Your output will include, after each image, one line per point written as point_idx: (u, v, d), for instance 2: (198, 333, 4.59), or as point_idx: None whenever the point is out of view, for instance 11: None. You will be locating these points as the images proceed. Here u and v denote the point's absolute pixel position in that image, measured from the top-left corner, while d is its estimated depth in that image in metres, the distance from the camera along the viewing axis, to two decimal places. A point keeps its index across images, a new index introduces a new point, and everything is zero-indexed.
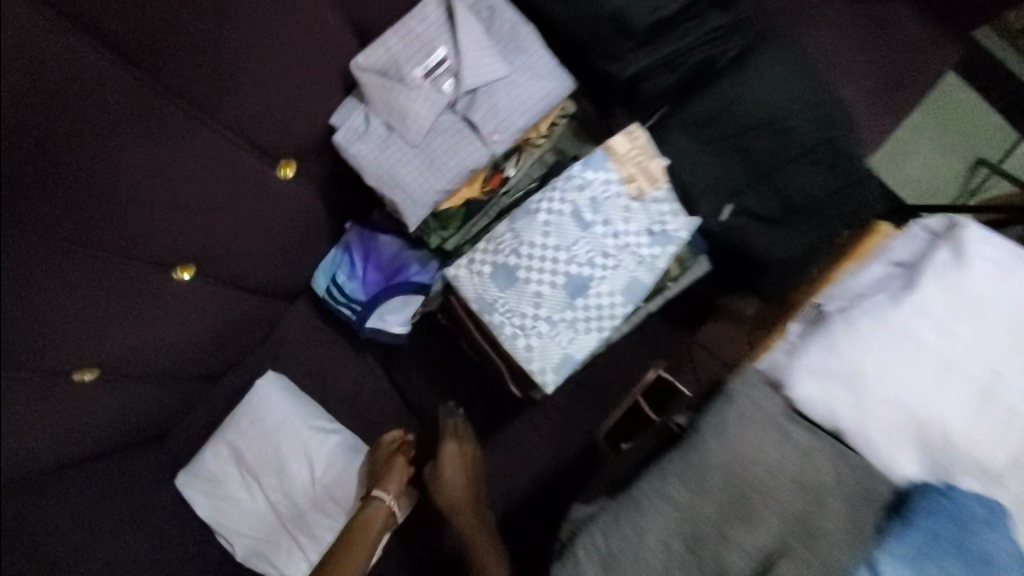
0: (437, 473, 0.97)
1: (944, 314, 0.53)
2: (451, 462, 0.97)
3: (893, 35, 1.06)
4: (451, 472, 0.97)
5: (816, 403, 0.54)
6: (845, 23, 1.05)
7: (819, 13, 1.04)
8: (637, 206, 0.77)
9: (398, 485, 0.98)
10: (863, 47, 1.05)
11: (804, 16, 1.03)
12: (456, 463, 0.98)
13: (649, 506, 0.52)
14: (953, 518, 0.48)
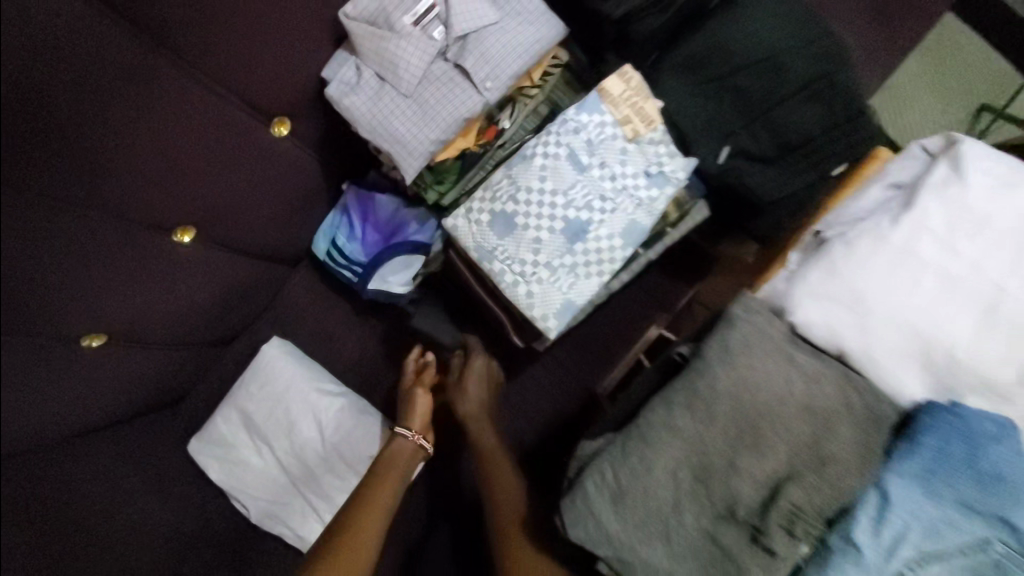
0: (461, 386, 1.00)
1: (946, 231, 0.52)
2: (468, 379, 0.99)
3: None
4: (470, 390, 0.99)
5: (817, 326, 0.54)
6: None
7: None
8: (633, 147, 0.77)
9: (421, 420, 0.97)
10: None
11: None
12: (472, 382, 1.00)
13: (655, 437, 0.54)
14: (963, 435, 0.50)
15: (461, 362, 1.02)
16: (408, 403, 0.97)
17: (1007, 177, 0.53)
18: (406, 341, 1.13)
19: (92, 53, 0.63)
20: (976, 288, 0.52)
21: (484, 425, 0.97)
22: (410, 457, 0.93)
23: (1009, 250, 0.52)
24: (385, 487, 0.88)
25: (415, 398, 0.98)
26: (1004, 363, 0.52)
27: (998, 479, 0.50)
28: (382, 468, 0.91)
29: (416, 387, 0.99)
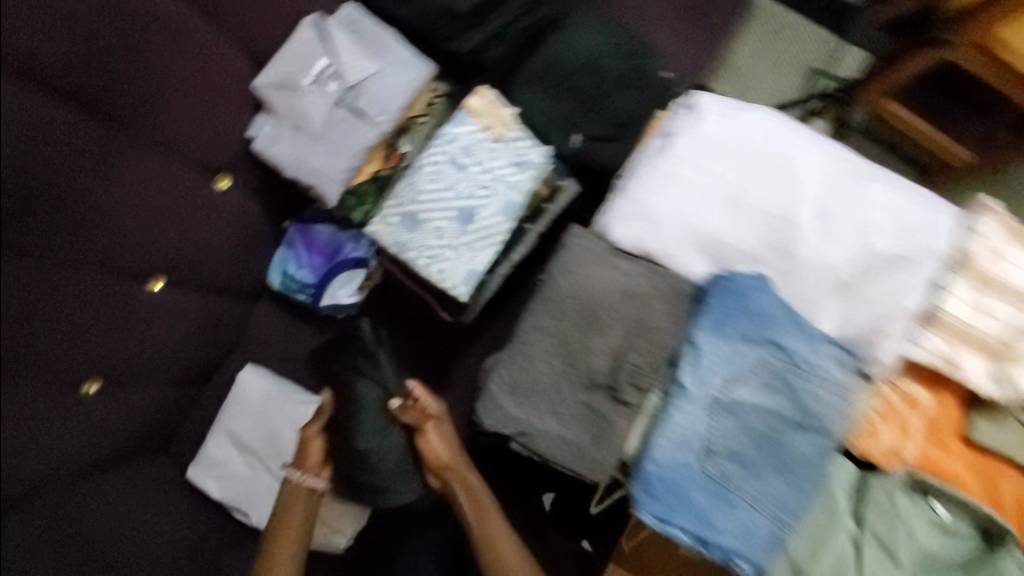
0: (436, 432, 1.03)
1: (694, 155, 0.75)
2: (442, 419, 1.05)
3: None
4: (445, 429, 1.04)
5: (626, 238, 0.76)
6: None
7: None
8: (500, 145, 0.99)
9: (312, 464, 1.06)
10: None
11: None
12: (443, 425, 1.05)
13: (529, 337, 0.75)
14: (732, 289, 0.72)
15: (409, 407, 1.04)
16: (301, 448, 1.07)
17: (728, 110, 0.76)
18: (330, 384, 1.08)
19: (72, 143, 0.81)
20: (721, 189, 0.74)
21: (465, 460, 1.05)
22: (302, 499, 1.04)
23: (739, 158, 0.75)
24: (292, 520, 1.02)
25: (310, 439, 1.07)
26: (753, 235, 0.74)
27: (763, 315, 0.71)
28: (280, 516, 1.03)
29: (310, 431, 1.07)
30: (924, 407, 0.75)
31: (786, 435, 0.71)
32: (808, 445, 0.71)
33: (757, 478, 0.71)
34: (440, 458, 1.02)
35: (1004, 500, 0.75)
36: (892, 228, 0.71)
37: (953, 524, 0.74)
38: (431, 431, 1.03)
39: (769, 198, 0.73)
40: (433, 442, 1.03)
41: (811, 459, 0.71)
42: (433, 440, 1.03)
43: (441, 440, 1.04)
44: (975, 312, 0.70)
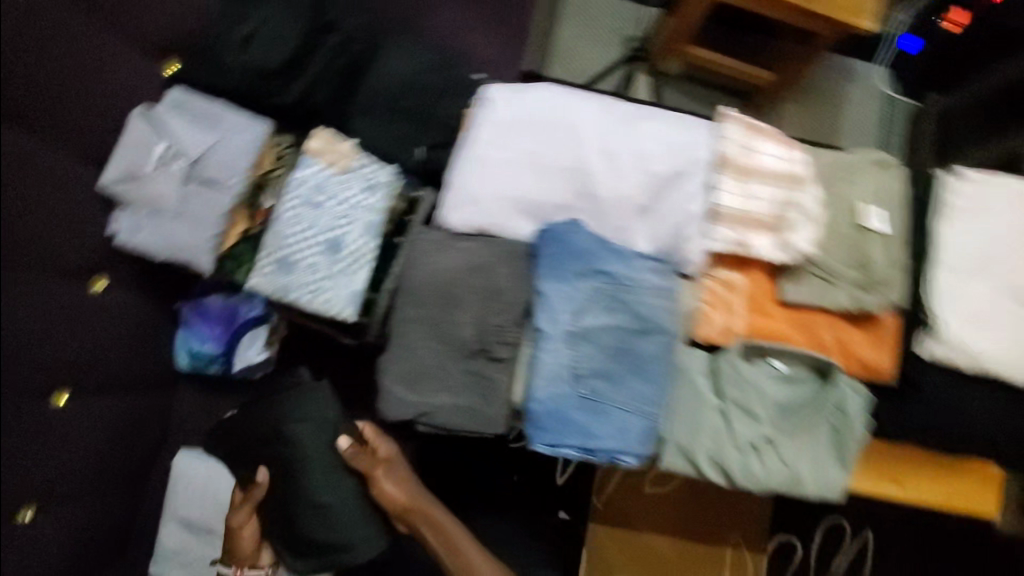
0: (387, 474, 1.05)
1: (494, 138, 0.87)
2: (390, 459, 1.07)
3: None
4: (395, 468, 1.06)
5: (461, 221, 0.87)
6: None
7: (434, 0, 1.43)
8: (347, 175, 1.08)
9: (247, 551, 1.08)
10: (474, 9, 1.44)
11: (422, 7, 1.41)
12: (394, 466, 1.06)
13: (404, 330, 0.85)
14: (556, 237, 0.84)
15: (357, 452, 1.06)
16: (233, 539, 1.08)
17: (511, 93, 0.88)
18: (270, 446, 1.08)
19: None
20: (525, 159, 0.87)
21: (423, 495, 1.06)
22: None
23: (532, 130, 0.87)
24: None
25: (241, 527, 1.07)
26: (561, 189, 0.87)
27: (587, 250, 0.83)
28: None
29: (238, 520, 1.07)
30: (740, 287, 0.90)
31: (637, 343, 0.83)
32: (657, 345, 0.84)
33: (626, 386, 0.83)
34: (394, 499, 1.04)
35: (826, 341, 0.90)
36: (665, 152, 0.86)
37: (793, 371, 0.88)
38: (382, 475, 1.05)
39: (563, 157, 0.87)
40: (384, 484, 1.04)
41: (662, 357, 0.84)
42: (384, 483, 1.04)
43: (394, 483, 1.05)
44: (742, 201, 0.86)
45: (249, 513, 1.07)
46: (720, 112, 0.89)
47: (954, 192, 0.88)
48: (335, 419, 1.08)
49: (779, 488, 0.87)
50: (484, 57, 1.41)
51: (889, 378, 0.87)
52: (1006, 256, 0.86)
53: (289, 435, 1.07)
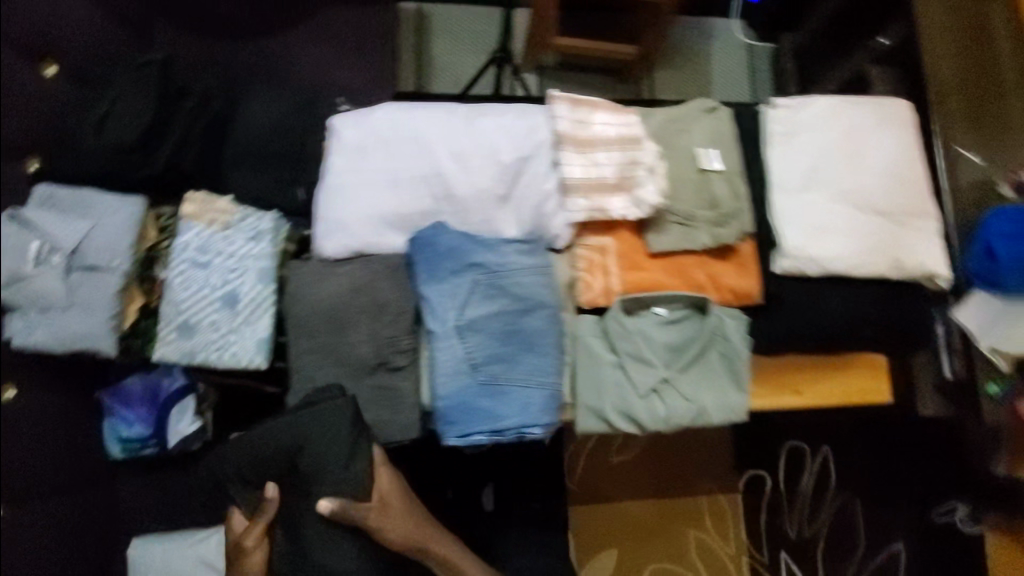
0: (392, 523, 0.83)
1: (347, 164, 0.91)
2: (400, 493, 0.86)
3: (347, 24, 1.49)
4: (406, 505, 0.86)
5: (333, 248, 0.90)
6: (315, 38, 1.47)
7: (292, 44, 1.46)
8: (230, 230, 1.11)
9: None
10: (335, 43, 1.47)
11: (283, 53, 1.44)
12: (397, 506, 0.85)
13: (303, 363, 0.87)
14: (425, 242, 0.88)
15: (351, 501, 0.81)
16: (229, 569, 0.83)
17: (355, 120, 0.93)
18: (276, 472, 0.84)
19: None
20: (380, 176, 0.91)
21: (431, 531, 0.88)
22: None
23: (381, 148, 0.92)
24: None
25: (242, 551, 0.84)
26: (422, 196, 0.91)
27: (455, 247, 0.87)
28: None
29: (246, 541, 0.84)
30: (611, 249, 0.97)
31: (522, 323, 0.87)
32: (542, 320, 0.88)
33: (522, 364, 0.87)
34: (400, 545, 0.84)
35: (699, 279, 0.97)
36: (509, 140, 0.91)
37: (674, 314, 0.95)
38: (382, 526, 0.83)
39: (418, 166, 0.91)
40: (389, 533, 0.83)
41: (549, 329, 0.88)
42: (385, 534, 0.83)
43: (400, 529, 0.84)
44: (588, 170, 0.92)
45: (264, 533, 0.84)
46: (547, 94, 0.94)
47: (772, 120, 0.97)
48: (355, 450, 0.83)
49: (687, 422, 0.93)
50: (357, 88, 1.45)
51: (758, 300, 0.95)
52: (830, 167, 0.95)
53: (301, 459, 0.82)
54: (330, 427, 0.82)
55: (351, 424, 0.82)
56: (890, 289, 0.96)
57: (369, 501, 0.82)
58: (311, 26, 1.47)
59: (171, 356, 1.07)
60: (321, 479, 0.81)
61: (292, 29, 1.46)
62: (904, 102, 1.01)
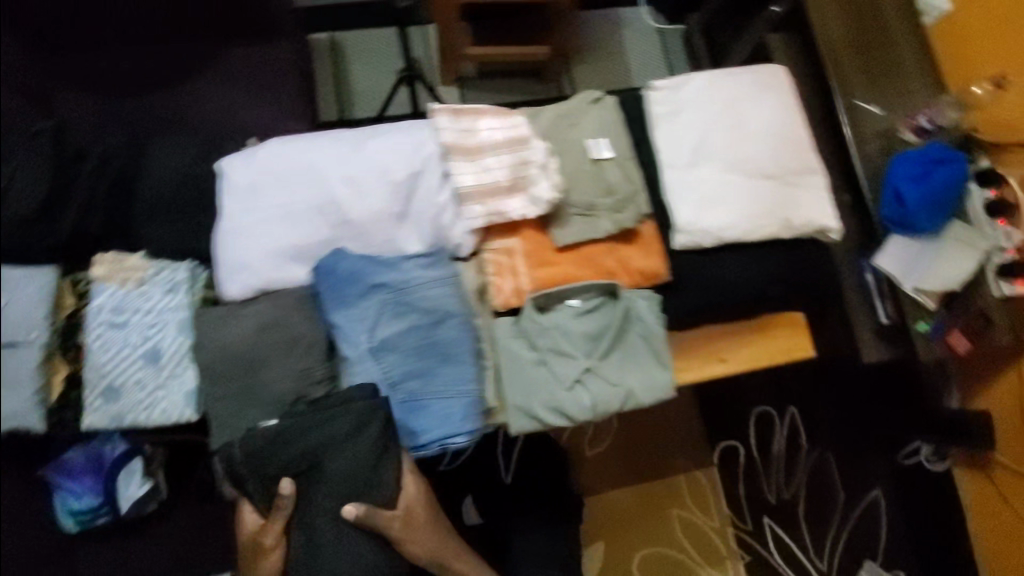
0: (418, 538, 0.85)
1: (239, 206, 0.91)
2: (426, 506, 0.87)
3: (250, 60, 1.46)
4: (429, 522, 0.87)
5: (237, 291, 0.90)
6: (220, 78, 1.43)
7: (194, 85, 1.42)
8: (145, 286, 1.10)
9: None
10: (241, 82, 1.44)
11: (186, 97, 1.40)
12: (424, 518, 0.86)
13: (222, 410, 0.86)
14: (328, 271, 0.88)
15: (381, 514, 0.81)
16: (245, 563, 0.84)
17: (242, 160, 0.93)
18: (303, 474, 0.81)
19: None
20: (274, 212, 0.91)
21: (450, 543, 0.91)
22: None
23: (272, 185, 0.91)
24: None
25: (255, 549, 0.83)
26: (319, 226, 0.91)
27: (358, 272, 0.88)
28: None
29: (261, 537, 0.82)
30: (517, 249, 0.98)
31: (434, 334, 0.87)
32: (453, 329, 0.88)
33: (440, 376, 0.87)
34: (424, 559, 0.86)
35: (607, 267, 0.99)
36: (397, 159, 0.92)
37: (588, 304, 0.96)
38: (408, 543, 0.84)
39: (310, 196, 0.91)
40: (413, 547, 0.84)
41: (462, 336, 0.88)
42: (410, 550, 0.84)
43: (426, 544, 0.86)
44: (478, 177, 0.93)
45: (277, 534, 0.82)
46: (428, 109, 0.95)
47: (653, 103, 1.00)
48: (389, 461, 0.82)
49: (618, 407, 0.94)
50: (270, 125, 1.45)
51: (666, 277, 0.97)
52: (715, 140, 0.98)
53: (329, 463, 0.81)
54: (358, 434, 0.81)
55: (381, 430, 0.81)
56: (795, 251, 0.99)
57: (398, 510, 0.83)
58: (213, 67, 1.43)
59: (100, 423, 1.05)
60: (348, 484, 0.81)
61: (195, 80, 1.41)
62: (778, 66, 1.05)
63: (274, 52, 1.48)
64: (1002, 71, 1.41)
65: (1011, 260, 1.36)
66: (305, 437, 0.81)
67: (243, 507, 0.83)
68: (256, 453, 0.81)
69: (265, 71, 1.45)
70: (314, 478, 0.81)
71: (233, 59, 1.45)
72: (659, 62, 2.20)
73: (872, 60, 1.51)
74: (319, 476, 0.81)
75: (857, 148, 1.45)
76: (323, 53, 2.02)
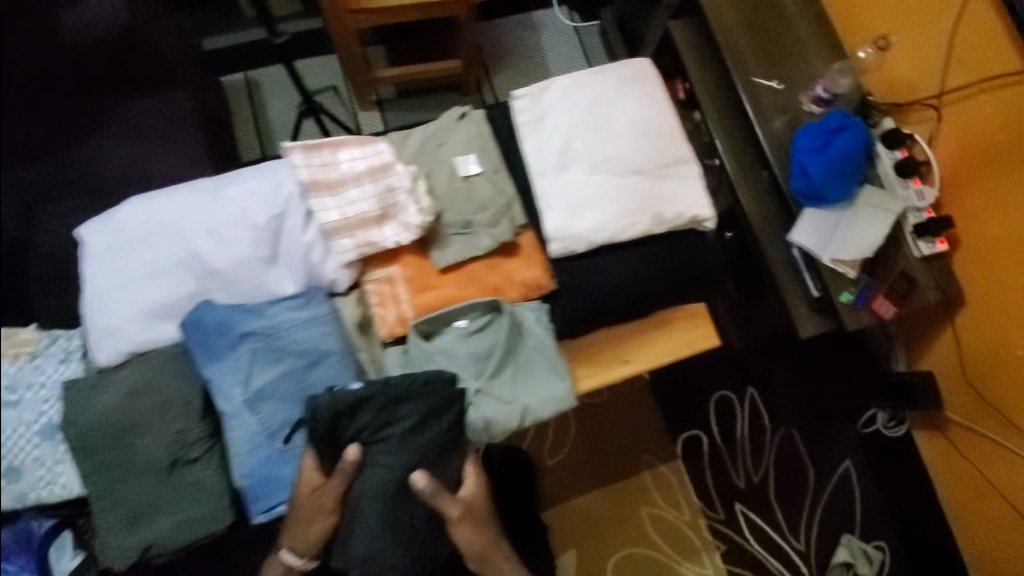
0: (472, 523, 0.91)
1: (102, 270, 0.91)
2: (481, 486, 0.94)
3: (149, 112, 1.46)
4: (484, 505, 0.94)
5: (108, 357, 0.91)
6: (119, 131, 1.43)
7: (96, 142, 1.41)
8: (39, 359, 1.10)
9: (303, 540, 0.87)
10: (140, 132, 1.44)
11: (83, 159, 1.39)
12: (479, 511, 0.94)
13: (99, 482, 0.87)
14: (196, 325, 0.86)
15: (440, 489, 0.87)
16: (297, 524, 0.87)
17: (98, 223, 0.92)
18: (386, 443, 0.87)
19: None
20: (138, 272, 0.91)
21: (497, 545, 0.94)
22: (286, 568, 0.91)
23: (131, 245, 0.91)
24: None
25: (309, 509, 0.86)
26: (186, 280, 0.91)
27: (229, 321, 0.86)
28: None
29: (322, 494, 0.86)
30: (397, 277, 0.97)
31: (311, 376, 0.87)
32: (329, 369, 0.88)
33: None
34: (471, 545, 0.91)
35: (491, 285, 0.98)
36: (256, 203, 0.91)
37: (475, 323, 0.94)
38: (462, 526, 0.90)
39: (170, 252, 0.91)
40: (463, 530, 0.91)
41: (337, 376, 0.89)
42: (463, 534, 0.91)
43: (476, 531, 0.92)
44: (341, 211, 0.92)
45: (336, 496, 0.86)
46: (283, 148, 0.93)
47: (519, 111, 1.00)
48: (459, 448, 0.92)
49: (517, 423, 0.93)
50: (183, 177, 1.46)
51: (549, 287, 0.98)
52: (583, 144, 0.97)
53: (410, 439, 0.87)
54: (436, 414, 0.89)
55: (457, 415, 0.90)
56: (675, 244, 1.01)
57: (462, 494, 0.92)
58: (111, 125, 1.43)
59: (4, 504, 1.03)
60: (422, 460, 0.88)
61: (98, 135, 1.41)
62: (643, 59, 1.05)
63: (177, 101, 1.49)
64: (886, 33, 1.45)
65: (925, 219, 1.38)
66: (398, 410, 0.87)
67: (303, 468, 0.86)
68: (341, 412, 0.85)
69: (166, 121, 1.46)
70: (394, 447, 0.87)
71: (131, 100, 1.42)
72: (579, 61, 2.22)
73: (767, 37, 1.51)
74: (402, 445, 0.87)
75: (763, 127, 1.45)
76: (238, 91, 2.02)
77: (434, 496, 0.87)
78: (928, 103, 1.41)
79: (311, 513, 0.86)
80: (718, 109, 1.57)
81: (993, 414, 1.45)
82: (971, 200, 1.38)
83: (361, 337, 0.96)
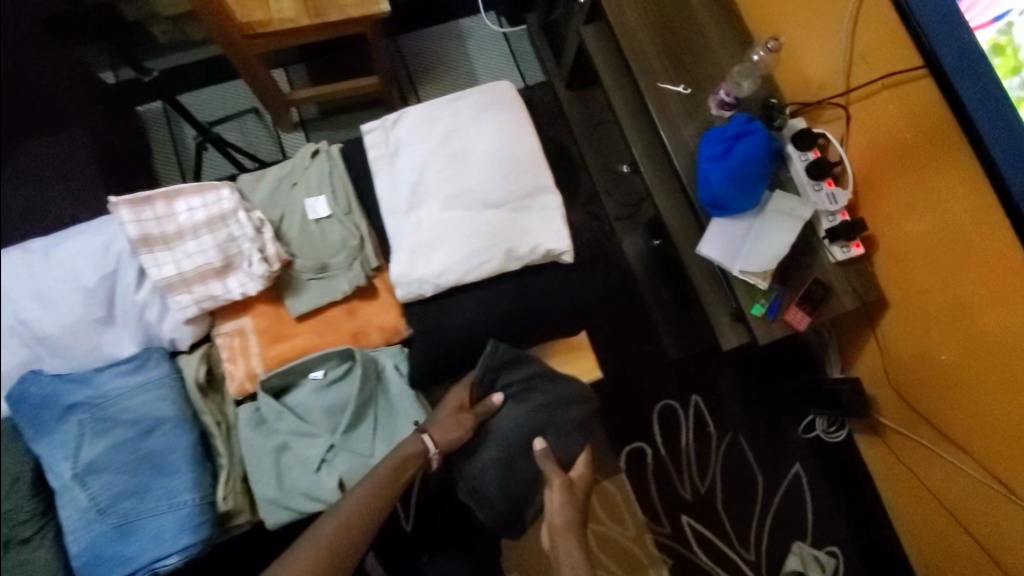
0: (562, 497, 1.14)
1: None
2: (585, 476, 1.19)
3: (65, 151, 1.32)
4: (580, 491, 1.16)
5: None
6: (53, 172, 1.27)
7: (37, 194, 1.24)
8: None
9: (442, 434, 1.08)
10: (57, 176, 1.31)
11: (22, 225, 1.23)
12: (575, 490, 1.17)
13: None
14: (24, 404, 0.94)
15: (550, 458, 1.16)
16: (444, 417, 1.10)
17: None
18: (524, 407, 1.17)
19: None
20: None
21: (566, 534, 1.12)
22: (406, 461, 1.06)
23: None
24: (385, 484, 1.03)
25: (457, 409, 1.12)
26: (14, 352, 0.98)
27: (50, 395, 0.97)
28: (375, 477, 1.04)
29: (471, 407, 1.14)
30: (249, 328, 1.12)
31: (146, 446, 0.98)
32: (163, 436, 0.99)
33: (157, 488, 0.97)
34: (552, 506, 1.14)
35: (348, 330, 1.13)
36: (84, 270, 1.04)
37: (329, 373, 1.10)
38: (556, 489, 1.14)
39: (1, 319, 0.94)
40: (555, 495, 1.14)
41: (171, 441, 0.99)
42: (553, 497, 1.14)
43: (562, 502, 1.14)
44: (178, 266, 1.04)
45: (476, 414, 1.13)
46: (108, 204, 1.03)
47: (373, 144, 1.16)
48: (577, 437, 1.20)
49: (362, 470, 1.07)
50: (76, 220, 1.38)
51: (405, 330, 1.15)
52: (433, 173, 1.14)
53: (543, 411, 1.17)
54: (566, 398, 1.18)
55: (575, 409, 1.19)
56: (522, 283, 1.17)
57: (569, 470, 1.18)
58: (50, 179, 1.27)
59: None
60: (547, 430, 1.17)
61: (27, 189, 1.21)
62: (506, 81, 1.21)
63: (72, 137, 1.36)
64: (782, 32, 1.43)
65: (838, 223, 1.33)
66: (545, 384, 1.17)
67: (464, 383, 1.14)
68: (502, 368, 1.15)
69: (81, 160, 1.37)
70: (529, 411, 1.17)
71: (46, 142, 1.23)
72: (508, 66, 2.15)
73: (674, 37, 1.45)
74: (536, 409, 1.16)
75: (671, 136, 1.40)
76: (157, 120, 1.90)
77: (546, 455, 1.15)
78: (835, 101, 1.36)
79: (457, 412, 1.11)
80: (631, 114, 1.51)
81: (926, 420, 1.42)
82: (883, 200, 1.33)
83: (202, 398, 1.07)
